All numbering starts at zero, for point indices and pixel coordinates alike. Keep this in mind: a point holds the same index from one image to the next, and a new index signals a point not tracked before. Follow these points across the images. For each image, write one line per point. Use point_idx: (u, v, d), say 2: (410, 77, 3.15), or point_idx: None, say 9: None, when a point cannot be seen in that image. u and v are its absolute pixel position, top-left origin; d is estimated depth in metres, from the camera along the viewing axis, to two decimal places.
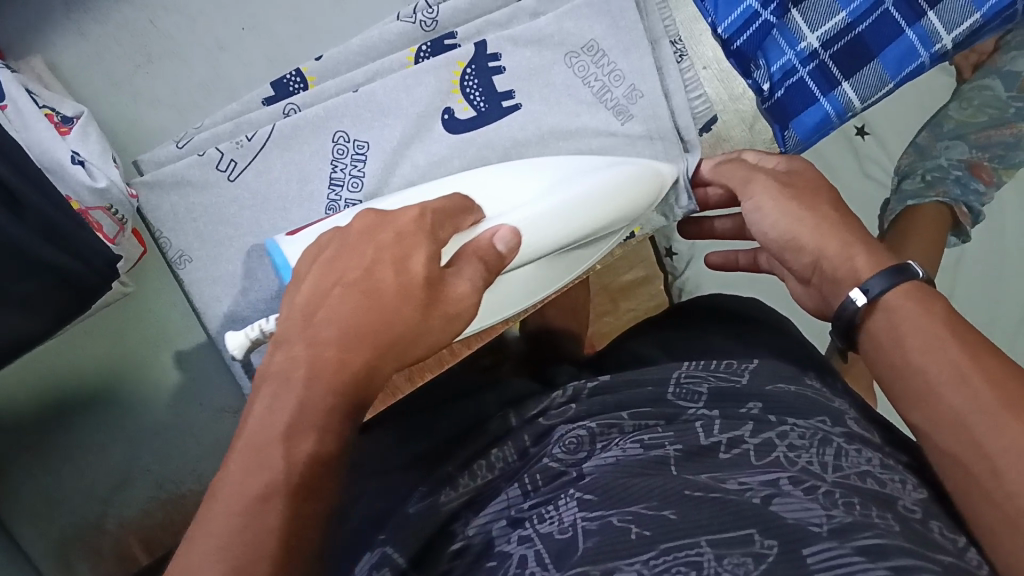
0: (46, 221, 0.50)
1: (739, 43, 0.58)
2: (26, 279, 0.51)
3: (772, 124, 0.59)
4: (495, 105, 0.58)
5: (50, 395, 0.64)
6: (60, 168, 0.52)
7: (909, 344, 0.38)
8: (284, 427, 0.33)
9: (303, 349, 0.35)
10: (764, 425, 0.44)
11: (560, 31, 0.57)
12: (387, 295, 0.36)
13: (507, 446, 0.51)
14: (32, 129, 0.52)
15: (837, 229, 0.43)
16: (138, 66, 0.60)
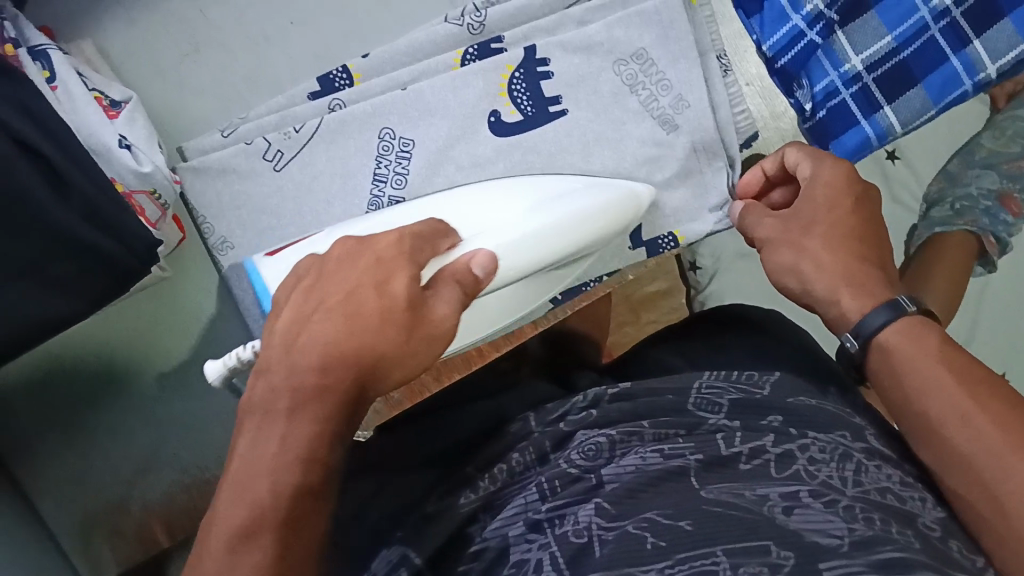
0: (89, 203, 0.51)
1: (784, 61, 0.59)
2: (65, 259, 0.52)
3: (813, 144, 0.60)
4: (542, 109, 0.59)
5: (80, 373, 0.62)
6: (106, 151, 0.53)
7: (910, 388, 0.39)
8: (265, 468, 0.33)
9: (279, 380, 0.34)
10: (787, 436, 0.43)
11: (610, 39, 0.58)
12: (371, 319, 0.35)
13: (526, 451, 0.48)
14: (81, 112, 0.53)
15: (834, 266, 0.43)
16: (186, 55, 0.60)
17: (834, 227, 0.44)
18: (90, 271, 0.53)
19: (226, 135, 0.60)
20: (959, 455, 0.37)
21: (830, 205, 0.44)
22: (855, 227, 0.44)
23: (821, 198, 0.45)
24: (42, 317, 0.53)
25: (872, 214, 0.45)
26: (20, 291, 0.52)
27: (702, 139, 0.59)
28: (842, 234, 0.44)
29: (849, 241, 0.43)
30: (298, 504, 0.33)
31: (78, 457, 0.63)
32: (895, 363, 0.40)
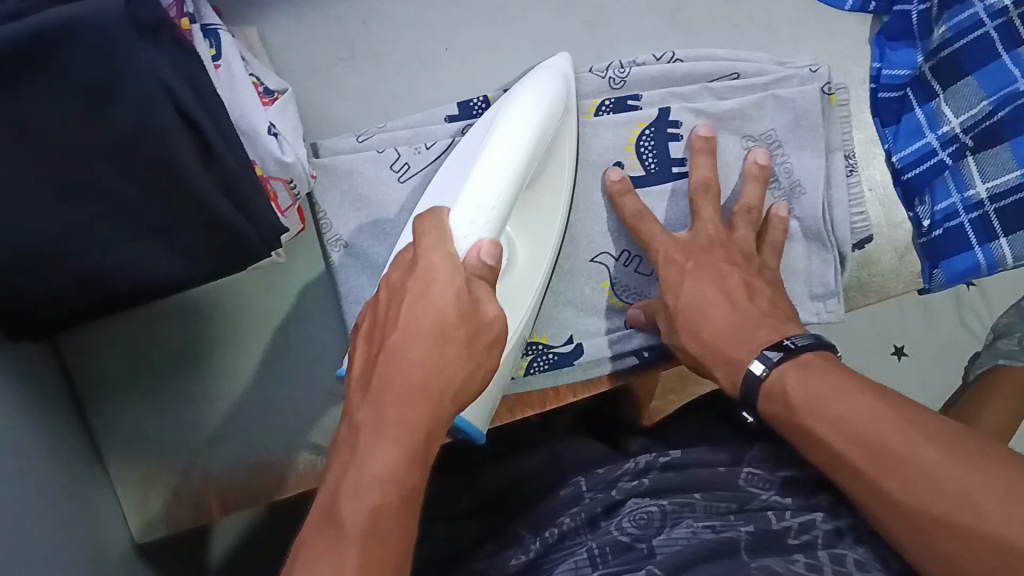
0: (230, 178, 0.54)
1: (910, 175, 0.72)
2: (195, 229, 0.55)
3: (925, 259, 0.72)
4: (664, 168, 0.67)
5: (174, 339, 0.67)
6: (254, 134, 0.56)
7: (798, 415, 0.51)
8: (351, 496, 0.44)
9: (368, 412, 0.47)
10: (834, 516, 0.58)
11: (742, 115, 0.66)
12: (431, 344, 0.48)
13: (576, 515, 0.64)
14: (238, 93, 0.56)
15: (727, 334, 0.57)
16: (342, 57, 0.71)
17: (697, 302, 0.60)
18: (221, 248, 0.56)
19: (361, 140, 0.66)
20: (835, 455, 0.49)
21: (686, 294, 0.60)
22: (715, 291, 0.59)
23: (675, 282, 0.61)
24: (165, 282, 0.56)
25: (710, 266, 0.61)
26: (154, 251, 0.55)
27: (808, 230, 0.67)
28: (705, 302, 0.59)
29: (711, 312, 0.59)
30: (375, 519, 0.43)
31: (151, 414, 0.66)
32: (770, 410, 0.53)
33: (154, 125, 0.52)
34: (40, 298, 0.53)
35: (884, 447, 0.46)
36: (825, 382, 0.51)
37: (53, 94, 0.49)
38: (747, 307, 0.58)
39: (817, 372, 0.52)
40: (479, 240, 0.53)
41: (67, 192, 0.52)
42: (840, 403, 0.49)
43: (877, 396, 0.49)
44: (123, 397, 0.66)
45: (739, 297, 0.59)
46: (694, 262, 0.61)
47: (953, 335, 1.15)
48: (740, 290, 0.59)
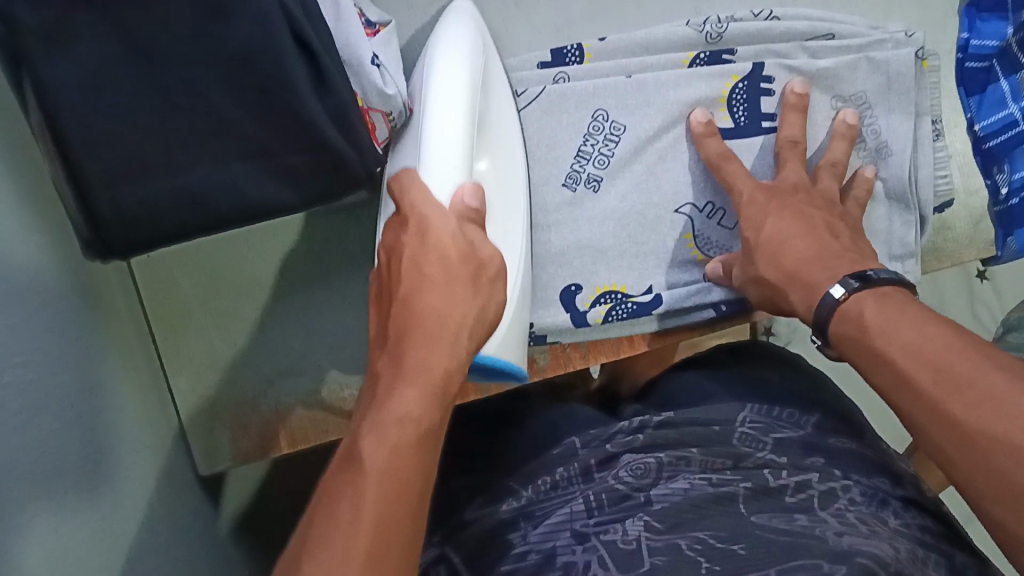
0: (340, 108, 0.56)
1: (991, 143, 0.71)
2: (299, 152, 0.56)
3: (998, 227, 0.71)
4: (755, 121, 0.69)
5: (247, 280, 0.69)
6: (360, 64, 0.57)
7: (869, 333, 0.52)
8: (371, 434, 0.41)
9: (390, 358, 0.44)
10: (828, 476, 0.55)
11: (836, 76, 0.68)
12: (439, 277, 0.46)
13: (572, 465, 0.60)
14: (345, 22, 0.57)
15: (818, 258, 0.58)
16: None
17: (781, 234, 0.61)
18: (323, 171, 0.57)
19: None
20: (904, 377, 0.48)
21: (769, 226, 0.62)
22: (798, 226, 0.61)
23: (757, 215, 0.63)
24: (265, 208, 0.56)
25: (792, 205, 0.63)
26: (256, 173, 0.55)
27: (891, 189, 0.69)
28: (788, 236, 0.61)
29: (792, 245, 0.60)
30: (398, 458, 0.40)
31: (227, 342, 0.68)
32: (844, 331, 0.54)
33: (271, 46, 0.51)
34: (139, 212, 0.53)
35: (950, 369, 0.46)
36: (902, 312, 0.51)
37: (174, 6, 0.49)
38: (830, 242, 0.59)
39: (897, 303, 0.52)
40: (461, 186, 0.52)
41: (174, 108, 0.52)
42: (907, 329, 0.49)
43: (955, 330, 0.48)
44: (196, 327, 0.68)
45: (820, 231, 0.60)
46: (779, 200, 0.63)
47: (961, 324, 1.16)
48: (822, 227, 0.61)
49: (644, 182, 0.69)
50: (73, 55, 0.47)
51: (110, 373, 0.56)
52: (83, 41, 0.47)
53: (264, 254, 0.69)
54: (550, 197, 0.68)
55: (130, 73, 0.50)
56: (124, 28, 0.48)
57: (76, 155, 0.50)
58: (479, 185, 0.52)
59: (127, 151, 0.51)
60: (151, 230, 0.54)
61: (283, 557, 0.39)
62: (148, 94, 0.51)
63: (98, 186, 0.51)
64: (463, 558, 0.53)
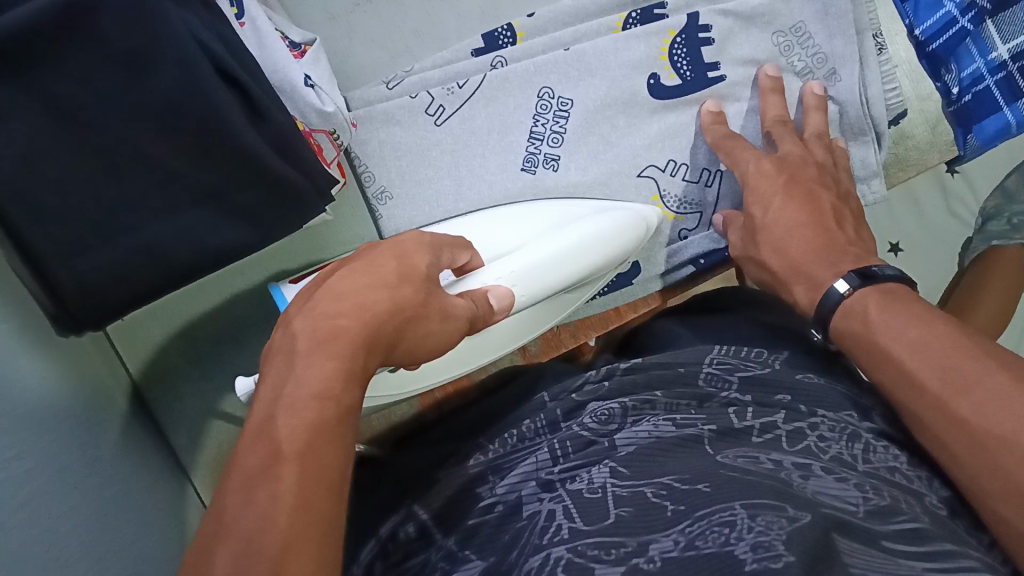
0: (282, 136, 0.56)
1: (934, 46, 0.67)
2: (253, 189, 0.55)
3: (956, 126, 0.69)
4: (701, 74, 0.68)
5: (215, 326, 0.67)
6: (294, 89, 0.57)
7: (874, 332, 0.50)
8: (287, 412, 0.35)
9: (303, 320, 0.40)
10: (796, 415, 0.53)
11: (771, 12, 0.67)
12: (388, 277, 0.44)
13: (539, 419, 0.59)
14: (268, 49, 0.57)
15: (826, 243, 0.57)
16: (358, 5, 0.69)
17: (785, 220, 0.60)
18: (279, 204, 0.56)
19: (392, 87, 0.68)
20: (909, 376, 0.47)
21: (777, 210, 0.60)
22: (806, 213, 0.59)
23: (767, 195, 0.61)
24: (230, 250, 0.55)
25: (802, 185, 0.61)
26: (211, 217, 0.54)
27: (846, 114, 0.69)
28: (792, 226, 0.59)
29: (801, 233, 0.58)
30: (314, 437, 0.35)
31: (217, 389, 0.68)
32: (846, 328, 0.52)
33: (197, 82, 0.51)
34: (103, 280, 0.51)
35: (955, 370, 0.45)
36: (905, 311, 0.49)
37: (93, 64, 0.49)
38: (835, 232, 0.58)
39: (901, 301, 0.50)
40: (494, 287, 0.53)
41: (117, 171, 0.51)
42: (903, 325, 0.48)
43: (959, 329, 0.47)
44: (187, 380, 0.67)
45: (829, 220, 0.59)
46: (788, 177, 0.61)
47: (940, 224, 1.16)
48: (830, 215, 0.59)
49: (600, 153, 0.69)
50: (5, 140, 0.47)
51: (108, 442, 0.55)
52: (11, 123, 0.47)
53: (218, 299, 0.67)
54: (512, 183, 0.69)
55: (64, 145, 0.49)
56: (50, 100, 0.48)
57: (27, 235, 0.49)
58: (513, 296, 0.54)
59: (82, 222, 0.50)
60: (122, 297, 0.53)
61: (190, 547, 0.33)
62: (86, 156, 0.50)
63: (55, 260, 0.50)
64: (432, 515, 0.51)
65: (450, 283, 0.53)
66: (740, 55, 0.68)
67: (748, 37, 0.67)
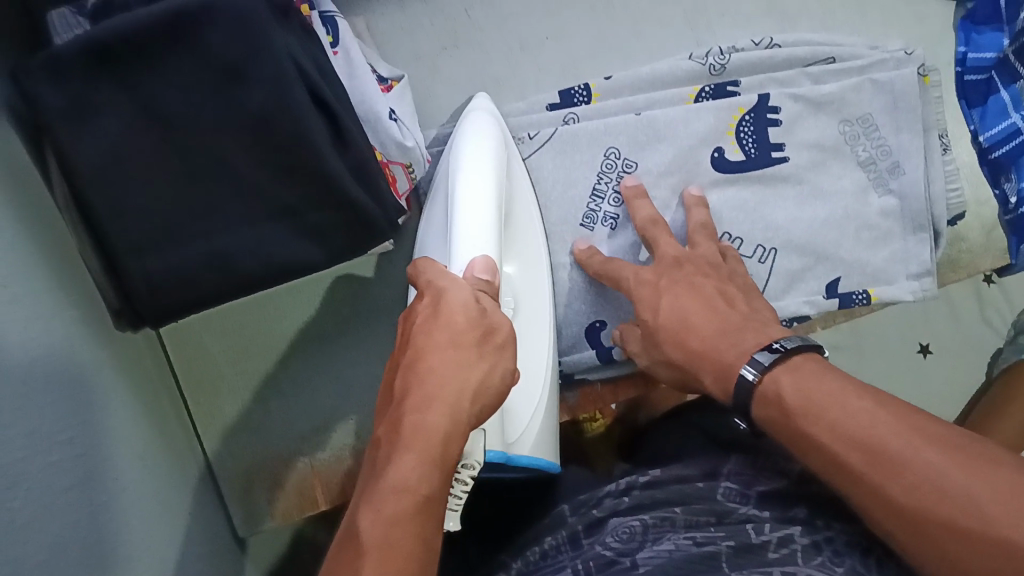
0: (358, 161, 0.57)
1: (997, 153, 0.71)
2: (322, 210, 0.56)
3: (1011, 236, 0.71)
4: (764, 153, 0.69)
5: (258, 341, 0.69)
6: (376, 120, 0.58)
7: (798, 420, 0.50)
8: (369, 509, 0.40)
9: (394, 408, 0.44)
10: (812, 528, 0.54)
11: (841, 100, 0.69)
12: (453, 335, 0.45)
13: (559, 534, 0.60)
14: (358, 80, 0.58)
15: (729, 333, 0.56)
16: (444, 48, 0.73)
17: (680, 312, 0.59)
18: (347, 227, 0.57)
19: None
20: (838, 462, 0.47)
21: (665, 291, 0.61)
22: (695, 300, 0.59)
23: (652, 279, 0.62)
24: (292, 265, 0.56)
25: (686, 277, 0.61)
26: (280, 232, 0.55)
27: (907, 206, 0.69)
28: (687, 311, 0.59)
29: (694, 321, 0.58)
30: (393, 527, 0.40)
31: (260, 406, 0.68)
32: (767, 415, 0.52)
33: (286, 103, 0.53)
34: (171, 282, 0.53)
35: (893, 459, 0.45)
36: (823, 389, 0.49)
37: (195, 74, 0.51)
38: (728, 313, 0.58)
39: (812, 377, 0.50)
40: (472, 260, 0.50)
41: (195, 174, 0.53)
42: (839, 405, 0.48)
43: (887, 406, 0.47)
44: (228, 391, 0.68)
45: (720, 302, 0.59)
46: (676, 271, 0.62)
47: (973, 332, 1.16)
48: (719, 298, 0.60)
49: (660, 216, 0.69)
50: (93, 130, 0.50)
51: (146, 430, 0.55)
52: (103, 114, 0.50)
53: (262, 319, 0.69)
54: (568, 236, 0.69)
55: (150, 145, 0.52)
56: (144, 101, 0.51)
57: (103, 225, 0.51)
58: (492, 258, 0.51)
59: (157, 220, 0.52)
60: (180, 297, 0.54)
61: None
62: (172, 161, 0.52)
63: (129, 258, 0.52)
64: None
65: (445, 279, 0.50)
66: (805, 138, 0.69)
67: (816, 121, 0.69)
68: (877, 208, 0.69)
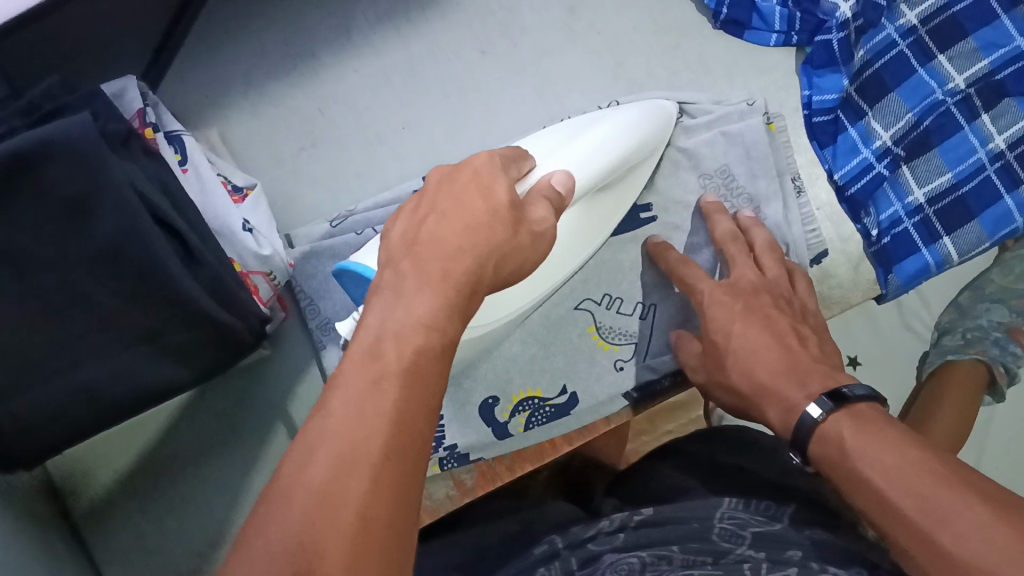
0: (216, 281, 0.56)
1: (853, 189, 0.65)
2: (187, 330, 0.55)
3: (876, 267, 0.65)
4: (632, 215, 0.65)
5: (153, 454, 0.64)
6: (229, 234, 0.58)
7: (847, 461, 0.43)
8: (393, 337, 0.35)
9: (414, 257, 0.38)
10: (807, 570, 0.44)
11: (697, 156, 0.65)
12: (477, 212, 0.39)
13: (552, 566, 0.51)
14: (209, 195, 0.58)
15: (790, 370, 0.50)
16: (303, 147, 0.66)
17: (750, 345, 0.53)
18: (210, 346, 0.57)
19: (335, 225, 0.63)
20: (885, 503, 0.40)
21: (739, 332, 0.54)
22: (765, 337, 0.53)
23: (724, 320, 0.55)
24: (165, 386, 0.56)
25: (758, 312, 0.55)
26: (147, 356, 0.55)
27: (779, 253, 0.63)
28: (755, 349, 0.52)
29: (765, 355, 0.52)
30: (419, 361, 0.34)
31: (155, 523, 0.64)
32: (821, 453, 0.45)
33: (137, 235, 0.53)
34: (38, 420, 0.52)
35: (935, 504, 0.38)
36: (880, 433, 0.43)
37: (38, 215, 0.51)
38: (798, 352, 0.52)
39: (874, 423, 0.44)
40: (549, 174, 0.47)
41: (54, 313, 0.52)
42: (882, 450, 0.42)
43: (935, 456, 0.41)
44: (121, 510, 0.64)
45: (791, 339, 0.53)
46: (744, 304, 0.55)
47: None
48: (789, 336, 0.53)
49: None
50: None
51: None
52: None
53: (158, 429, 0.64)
54: None
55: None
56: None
57: None
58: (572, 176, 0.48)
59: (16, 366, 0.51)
60: (54, 435, 0.53)
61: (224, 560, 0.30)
62: (27, 302, 0.51)
63: None
64: None
65: (519, 185, 0.46)
66: (669, 197, 0.65)
67: (678, 178, 0.65)
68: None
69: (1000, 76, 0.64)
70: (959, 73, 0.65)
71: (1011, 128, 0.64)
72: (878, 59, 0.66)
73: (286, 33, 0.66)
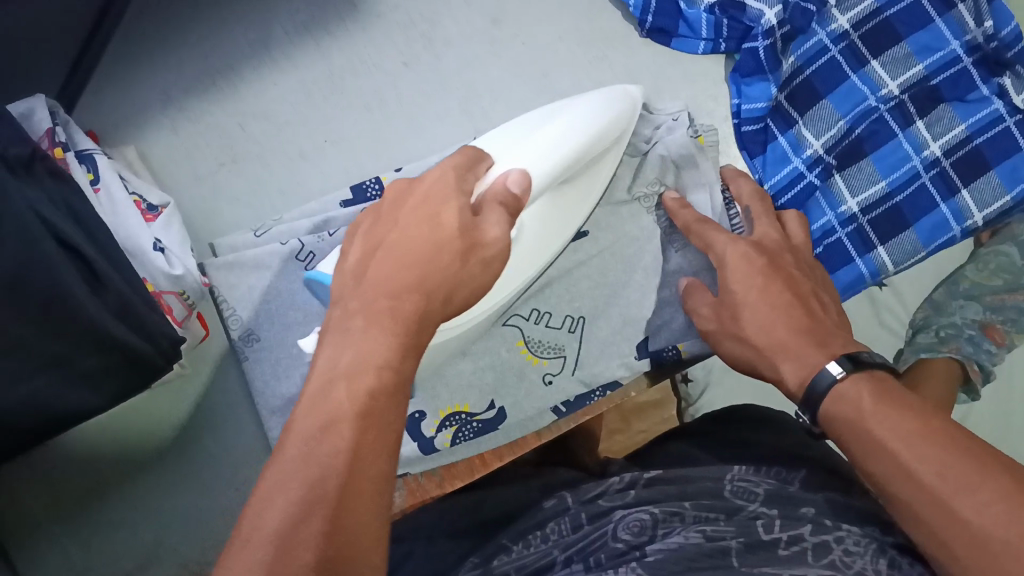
0: (123, 303, 0.54)
1: (784, 199, 0.66)
2: (96, 355, 0.54)
3: None
4: None
5: (79, 481, 0.65)
6: (141, 254, 0.57)
7: (864, 420, 0.43)
8: (342, 379, 0.35)
9: (364, 291, 0.39)
10: (822, 526, 0.43)
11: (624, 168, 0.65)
12: (424, 242, 0.39)
13: (564, 521, 0.51)
14: (120, 215, 0.58)
15: (807, 327, 0.50)
16: (223, 163, 0.67)
17: (770, 301, 0.53)
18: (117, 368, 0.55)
19: (260, 235, 0.64)
20: (904, 468, 0.40)
21: (760, 290, 0.53)
22: (783, 295, 0.53)
23: (745, 277, 0.54)
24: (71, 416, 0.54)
25: (781, 269, 0.55)
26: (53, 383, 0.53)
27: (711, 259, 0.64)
28: (766, 309, 0.52)
29: (781, 313, 0.52)
30: (371, 400, 0.35)
31: (85, 548, 0.65)
32: (837, 413, 0.45)
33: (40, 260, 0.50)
34: None
35: (959, 474, 0.38)
36: (901, 402, 0.42)
37: None
38: (818, 316, 0.52)
39: (896, 391, 0.43)
40: (505, 173, 0.45)
41: None
42: (900, 418, 0.41)
43: (956, 427, 0.40)
44: (50, 536, 0.64)
45: (814, 304, 0.53)
46: (767, 260, 0.55)
47: None
48: (810, 298, 0.53)
49: None
50: None
51: None
52: None
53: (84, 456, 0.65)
54: None
55: None
56: None
57: None
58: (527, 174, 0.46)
59: None
60: None
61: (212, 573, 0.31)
62: None
63: None
64: None
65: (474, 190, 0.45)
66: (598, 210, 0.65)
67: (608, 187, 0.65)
68: (677, 268, 0.64)
69: (935, 81, 0.65)
70: (892, 78, 0.66)
71: (946, 134, 0.65)
72: (808, 65, 0.67)
73: (207, 48, 0.68)
